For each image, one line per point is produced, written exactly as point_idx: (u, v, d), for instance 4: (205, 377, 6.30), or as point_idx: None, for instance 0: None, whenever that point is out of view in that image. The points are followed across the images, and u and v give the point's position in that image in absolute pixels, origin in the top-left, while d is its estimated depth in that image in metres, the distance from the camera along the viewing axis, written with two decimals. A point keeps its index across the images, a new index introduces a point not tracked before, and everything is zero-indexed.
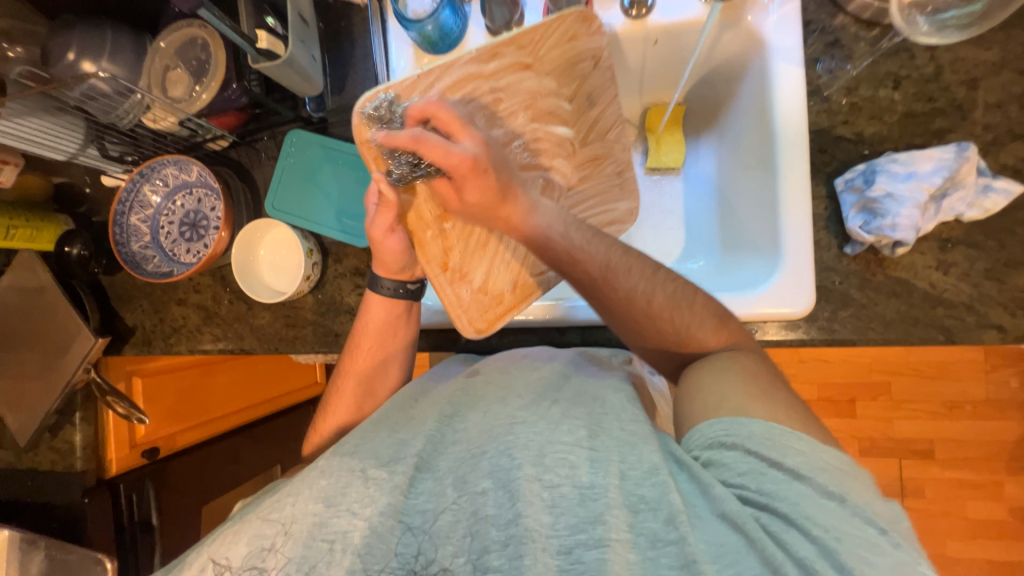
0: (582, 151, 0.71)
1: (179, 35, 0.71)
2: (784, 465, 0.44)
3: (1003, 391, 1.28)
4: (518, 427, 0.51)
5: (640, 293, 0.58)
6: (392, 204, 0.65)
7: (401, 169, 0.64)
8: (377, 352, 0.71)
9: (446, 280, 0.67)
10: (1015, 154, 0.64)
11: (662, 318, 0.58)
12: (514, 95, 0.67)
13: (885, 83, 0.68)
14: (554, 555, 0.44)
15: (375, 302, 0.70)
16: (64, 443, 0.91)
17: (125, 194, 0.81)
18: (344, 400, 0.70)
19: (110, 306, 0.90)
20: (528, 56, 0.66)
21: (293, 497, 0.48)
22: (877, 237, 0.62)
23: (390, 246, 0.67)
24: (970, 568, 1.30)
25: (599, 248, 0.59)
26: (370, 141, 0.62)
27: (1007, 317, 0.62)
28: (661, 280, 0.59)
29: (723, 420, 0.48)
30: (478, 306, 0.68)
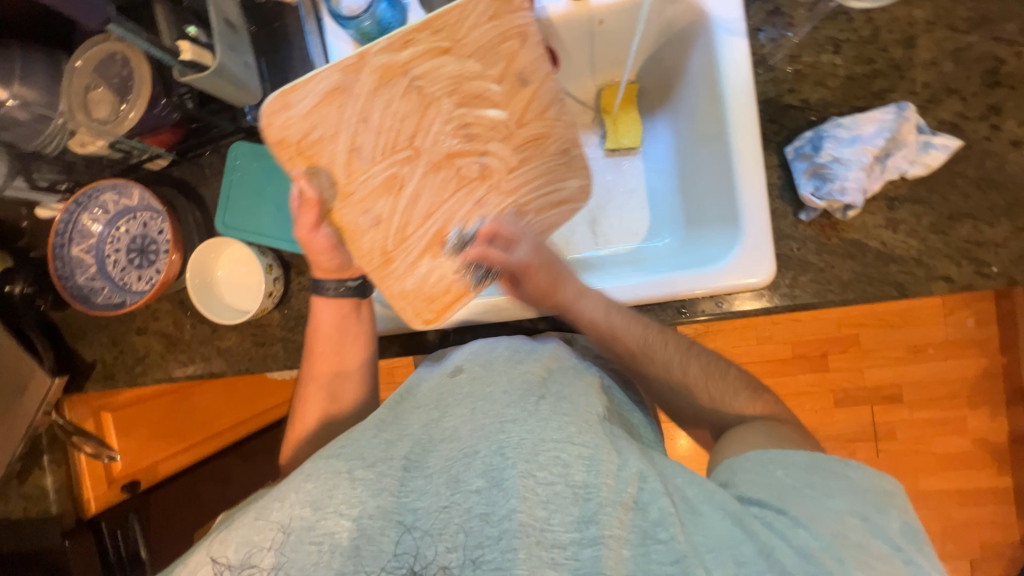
0: (520, 132, 0.65)
1: (96, 50, 0.66)
2: (815, 486, 0.50)
3: (960, 332, 1.35)
4: (510, 426, 0.50)
5: (670, 365, 0.64)
6: (314, 201, 0.61)
7: (322, 167, 0.61)
8: (335, 358, 0.69)
9: (387, 275, 0.65)
10: (952, 109, 0.66)
11: (697, 387, 0.64)
12: (435, 82, 0.62)
13: (826, 48, 0.69)
14: (548, 548, 0.44)
15: (322, 308, 0.69)
16: (35, 489, 0.89)
17: (61, 225, 0.76)
18: (310, 407, 0.68)
19: (64, 343, 0.85)
20: (444, 41, 0.61)
21: (281, 501, 0.48)
22: (829, 202, 0.64)
23: (319, 243, 0.64)
24: (941, 500, 1.38)
25: (638, 333, 0.63)
26: (285, 142, 0.59)
27: (954, 268, 0.65)
28: (688, 356, 0.64)
29: (769, 450, 0.54)
30: (423, 296, 0.66)
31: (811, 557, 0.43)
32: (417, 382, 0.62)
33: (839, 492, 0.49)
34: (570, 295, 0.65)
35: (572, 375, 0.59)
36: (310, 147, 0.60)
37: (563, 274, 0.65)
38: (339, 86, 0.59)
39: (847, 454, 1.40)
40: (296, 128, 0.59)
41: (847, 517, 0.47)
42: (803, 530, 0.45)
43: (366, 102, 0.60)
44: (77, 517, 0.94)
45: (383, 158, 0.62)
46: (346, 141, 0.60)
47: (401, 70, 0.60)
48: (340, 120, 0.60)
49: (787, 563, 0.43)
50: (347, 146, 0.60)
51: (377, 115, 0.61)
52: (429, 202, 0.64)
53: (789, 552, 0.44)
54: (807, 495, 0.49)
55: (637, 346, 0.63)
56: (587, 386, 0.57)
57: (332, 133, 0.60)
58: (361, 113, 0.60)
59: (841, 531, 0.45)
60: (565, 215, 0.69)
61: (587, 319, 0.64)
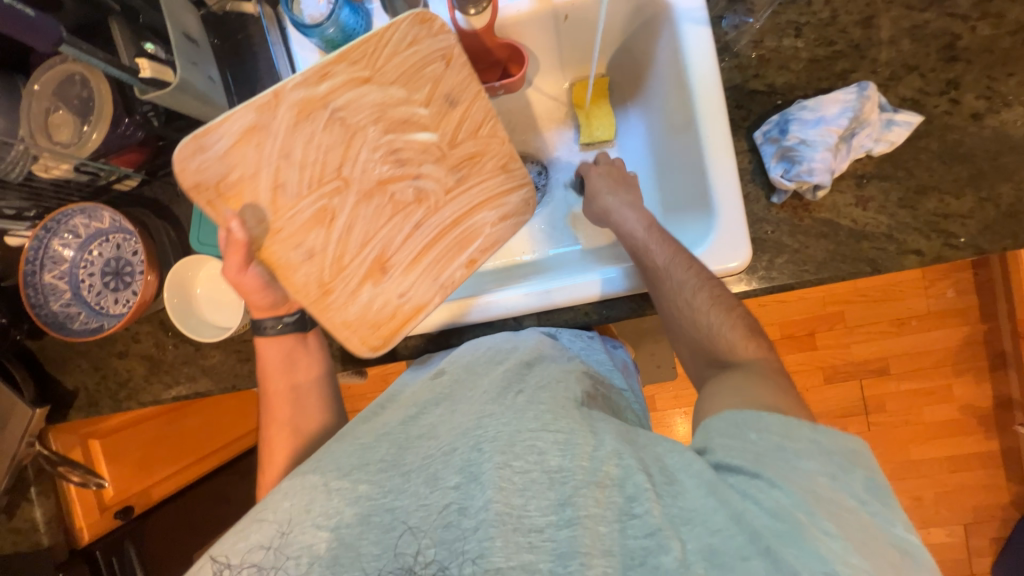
0: (453, 152, 0.65)
1: (54, 72, 0.65)
2: (787, 448, 0.47)
3: (940, 302, 1.37)
4: (486, 421, 0.51)
5: (688, 289, 0.63)
6: (242, 242, 0.61)
7: (246, 207, 0.61)
8: (286, 389, 0.69)
9: (321, 306, 0.63)
10: (912, 86, 0.68)
11: (704, 315, 0.62)
12: (358, 112, 0.62)
13: (788, 32, 0.70)
14: (525, 532, 0.45)
15: (266, 345, 0.70)
16: (25, 522, 0.85)
17: (31, 253, 0.74)
18: (274, 451, 0.66)
19: (44, 372, 0.84)
20: (364, 70, 0.62)
21: (259, 523, 0.47)
22: (799, 183, 0.65)
23: (250, 282, 0.64)
24: (933, 468, 1.41)
25: (666, 245, 0.65)
26: (201, 187, 0.60)
27: (923, 241, 0.66)
28: (701, 289, 0.63)
29: (744, 412, 0.50)
30: (369, 324, 0.64)
31: (778, 513, 0.42)
32: (401, 391, 0.63)
33: (814, 452, 0.47)
34: (617, 203, 0.72)
35: (551, 367, 0.59)
36: (231, 187, 0.61)
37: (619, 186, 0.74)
38: (255, 126, 0.60)
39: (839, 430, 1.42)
40: (213, 170, 0.60)
41: (818, 476, 0.45)
42: (775, 493, 0.44)
43: (286, 138, 0.61)
44: (70, 548, 0.91)
45: (310, 192, 0.62)
46: (266, 181, 0.61)
47: (320, 102, 0.61)
48: (259, 159, 0.60)
49: (760, 527, 0.42)
50: (267, 186, 0.61)
51: (298, 149, 0.61)
52: (365, 229, 0.64)
53: (759, 513, 0.43)
54: (782, 458, 0.46)
55: (667, 257, 0.65)
56: (563, 372, 0.58)
57: (253, 172, 0.61)
58: (281, 149, 0.61)
59: (815, 491, 0.44)
60: (514, 228, 0.66)
61: (626, 230, 0.69)
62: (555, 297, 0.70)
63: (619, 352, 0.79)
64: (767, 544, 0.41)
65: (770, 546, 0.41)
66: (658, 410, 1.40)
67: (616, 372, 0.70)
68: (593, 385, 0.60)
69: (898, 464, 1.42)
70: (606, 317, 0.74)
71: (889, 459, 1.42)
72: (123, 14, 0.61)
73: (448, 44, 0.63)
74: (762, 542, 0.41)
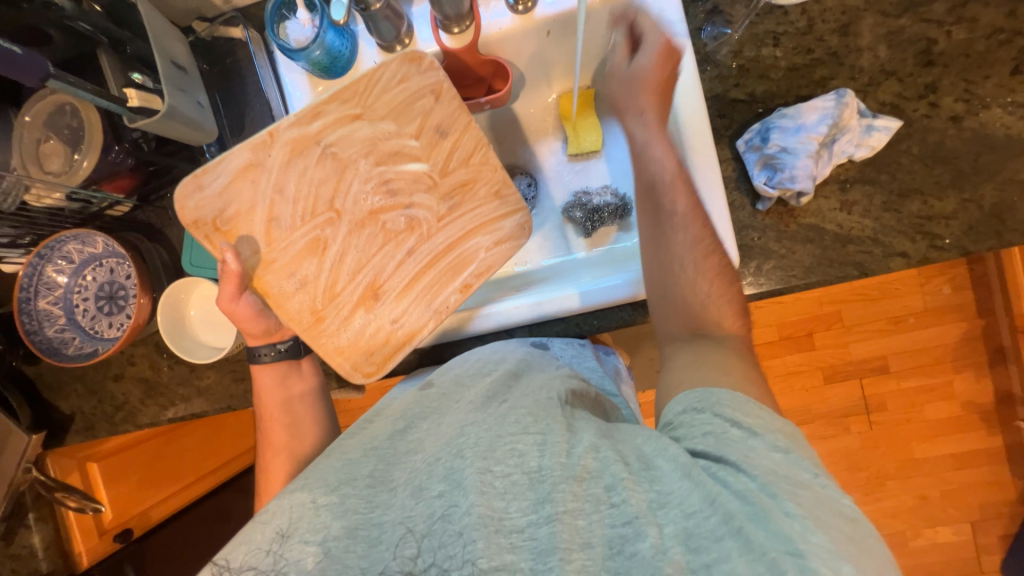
0: (445, 181, 0.66)
1: (43, 104, 0.66)
2: (744, 424, 0.48)
3: (937, 299, 1.37)
4: (469, 428, 0.52)
5: (693, 250, 0.62)
6: (236, 273, 0.63)
7: (240, 239, 0.63)
8: (283, 416, 0.69)
9: (315, 334, 0.65)
10: (891, 91, 0.69)
11: (702, 279, 0.61)
12: (350, 146, 0.64)
13: (766, 41, 0.71)
14: (508, 533, 0.44)
15: (261, 373, 0.70)
16: (22, 548, 0.84)
17: (25, 279, 0.75)
18: (273, 478, 0.67)
19: (40, 398, 0.83)
20: (356, 107, 0.63)
21: (245, 543, 0.47)
22: (781, 190, 0.66)
23: (243, 312, 0.65)
24: (938, 466, 1.40)
25: (687, 197, 0.63)
26: (198, 222, 0.63)
27: (908, 244, 0.67)
28: (706, 257, 0.62)
29: (696, 391, 0.52)
30: (362, 350, 0.65)
31: (748, 496, 0.42)
32: (388, 403, 0.63)
33: (766, 425, 0.48)
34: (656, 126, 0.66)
35: (540, 375, 0.59)
36: (226, 222, 0.63)
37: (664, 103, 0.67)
38: (250, 163, 0.62)
39: (840, 430, 1.42)
40: (209, 207, 0.62)
41: (770, 452, 0.45)
42: (737, 476, 0.44)
43: (279, 174, 0.63)
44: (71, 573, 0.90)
45: (303, 224, 0.64)
46: (260, 214, 0.63)
47: (313, 138, 0.63)
48: (254, 193, 0.62)
49: (729, 508, 0.42)
50: (262, 218, 0.63)
51: (291, 183, 0.63)
52: (357, 258, 0.65)
53: (730, 495, 0.42)
54: (738, 435, 0.47)
55: (684, 210, 0.63)
56: (549, 376, 0.59)
57: (249, 207, 0.63)
58: (275, 183, 0.63)
59: (771, 467, 0.44)
60: (508, 253, 0.67)
61: (654, 159, 0.65)
62: (551, 308, 0.70)
63: (611, 359, 0.80)
64: (737, 526, 0.40)
65: (739, 527, 0.40)
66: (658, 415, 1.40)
67: (608, 378, 0.70)
68: (582, 385, 0.60)
69: (901, 463, 1.41)
70: (597, 327, 0.75)
71: (893, 459, 1.41)
72: (111, 46, 0.63)
73: (437, 78, 0.64)
74: (733, 523, 0.41)
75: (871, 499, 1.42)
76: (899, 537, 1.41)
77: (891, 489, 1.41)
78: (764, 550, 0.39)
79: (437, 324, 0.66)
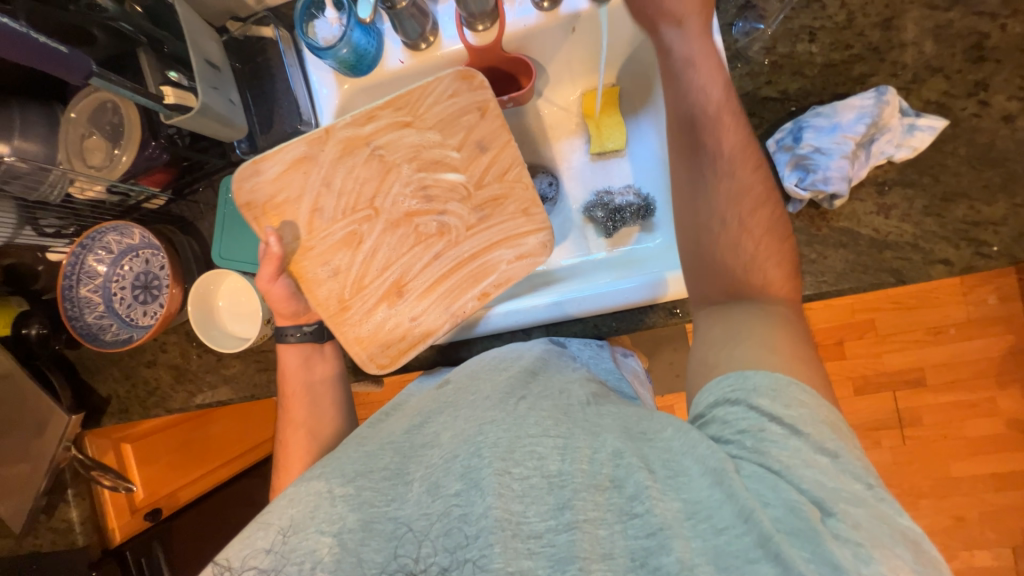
0: (479, 193, 0.66)
1: (87, 101, 0.69)
2: (784, 420, 0.44)
3: (982, 309, 1.29)
4: (488, 427, 0.51)
5: (740, 199, 0.55)
6: (275, 256, 0.65)
7: (285, 224, 0.67)
8: (302, 396, 0.70)
9: (341, 320, 0.67)
10: (937, 88, 0.65)
11: (749, 235, 0.54)
12: (396, 150, 0.66)
13: (801, 37, 0.68)
14: (525, 539, 0.44)
15: (286, 352, 0.71)
16: (61, 522, 0.90)
17: (68, 268, 0.79)
18: (291, 455, 0.68)
19: (79, 377, 0.87)
20: (406, 115, 0.66)
21: (263, 530, 0.49)
22: (813, 192, 0.63)
23: (276, 293, 0.67)
24: (976, 486, 1.32)
25: (736, 134, 0.56)
26: (250, 205, 0.67)
27: (952, 250, 0.63)
28: (756, 207, 0.55)
29: (729, 376, 0.48)
30: (380, 342, 0.67)
31: (796, 507, 0.40)
32: (406, 399, 0.64)
33: (809, 420, 0.44)
34: (696, 50, 0.59)
35: (557, 375, 0.58)
36: (275, 207, 0.67)
37: (703, 23, 0.60)
38: (304, 156, 0.66)
39: (871, 444, 1.36)
40: (263, 191, 0.67)
41: (818, 457, 0.43)
42: (787, 487, 0.42)
43: (329, 169, 0.66)
44: (104, 548, 0.95)
45: (343, 218, 0.67)
46: (306, 203, 0.67)
47: (363, 140, 0.66)
48: (303, 184, 0.66)
49: (767, 527, 0.40)
50: (307, 206, 0.67)
51: (339, 178, 0.66)
52: (387, 255, 0.67)
53: (770, 512, 0.41)
54: (777, 436, 0.44)
55: (731, 148, 0.56)
56: (567, 380, 0.57)
57: (297, 197, 0.67)
58: (323, 178, 0.66)
59: (819, 478, 0.42)
60: (528, 268, 0.66)
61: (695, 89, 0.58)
62: (575, 307, 0.69)
63: (629, 361, 0.79)
64: (776, 547, 0.39)
65: (779, 550, 0.39)
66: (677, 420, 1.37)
67: (626, 380, 0.69)
68: (600, 386, 0.59)
69: (936, 482, 1.34)
70: (616, 329, 0.73)
71: (927, 476, 1.34)
72: (150, 45, 0.65)
73: (485, 97, 0.66)
74: (769, 545, 0.39)
75: None
76: None
77: (925, 508, 1.35)
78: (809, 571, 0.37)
79: (453, 325, 0.66)
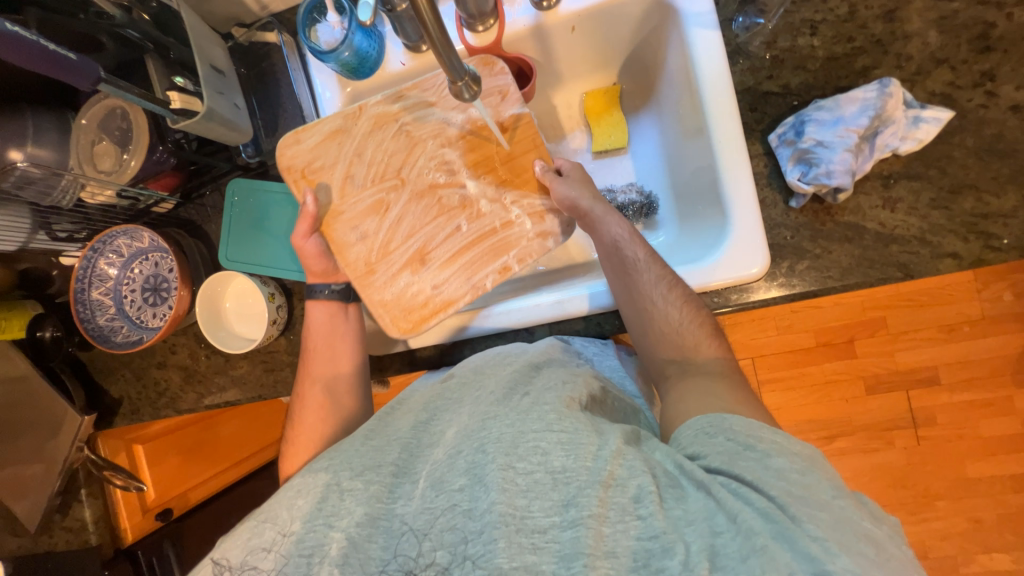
0: (503, 167, 0.68)
1: (98, 108, 0.71)
2: (756, 447, 0.46)
3: (997, 306, 1.27)
4: (491, 422, 0.51)
5: (659, 290, 0.62)
6: (309, 215, 0.67)
7: (320, 186, 0.70)
8: (327, 349, 0.71)
9: (369, 283, 0.68)
10: (942, 79, 0.64)
11: (674, 314, 0.61)
12: (422, 127, 0.69)
13: (803, 31, 0.68)
14: (529, 534, 0.44)
15: (315, 309, 0.72)
16: (76, 520, 0.91)
17: (80, 271, 0.81)
18: (307, 418, 0.68)
19: (93, 383, 0.90)
20: (432, 96, 0.70)
21: (270, 521, 0.49)
22: (817, 186, 0.62)
23: (308, 251, 0.69)
24: (994, 488, 1.29)
25: (644, 245, 0.65)
26: (291, 169, 0.70)
27: (960, 244, 0.62)
28: (672, 287, 0.62)
29: (705, 415, 0.50)
30: (402, 307, 0.68)
31: (770, 515, 0.41)
32: (409, 394, 0.65)
33: (780, 448, 0.45)
34: (600, 210, 0.66)
35: (558, 368, 0.59)
36: (313, 172, 0.70)
37: (599, 193, 0.67)
38: (339, 129, 0.70)
39: (884, 444, 1.33)
40: (301, 157, 0.70)
41: (789, 472, 0.43)
42: (757, 494, 0.42)
43: (361, 140, 0.69)
44: (116, 547, 0.96)
45: (372, 185, 0.69)
46: (340, 168, 0.69)
47: (393, 115, 0.69)
48: (338, 152, 0.70)
49: (752, 524, 0.40)
50: (340, 172, 0.69)
51: (370, 150, 0.69)
52: (412, 224, 0.69)
53: (753, 513, 0.41)
54: (751, 458, 0.45)
55: (645, 255, 0.64)
56: (572, 374, 0.57)
57: (330, 164, 0.70)
58: (356, 149, 0.69)
59: (787, 488, 0.42)
60: (545, 245, 0.67)
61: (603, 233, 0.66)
62: (576, 306, 0.69)
63: (633, 359, 0.77)
64: (761, 542, 0.39)
65: (764, 544, 0.39)
66: None
67: (629, 378, 0.71)
68: (603, 388, 0.58)
69: (952, 482, 1.31)
70: (620, 327, 0.72)
71: (944, 477, 1.31)
72: (156, 51, 0.66)
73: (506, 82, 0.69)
74: (757, 541, 0.39)
75: (918, 519, 1.32)
76: (950, 563, 1.31)
77: (941, 510, 1.31)
78: (789, 570, 0.38)
79: (472, 300, 0.68)
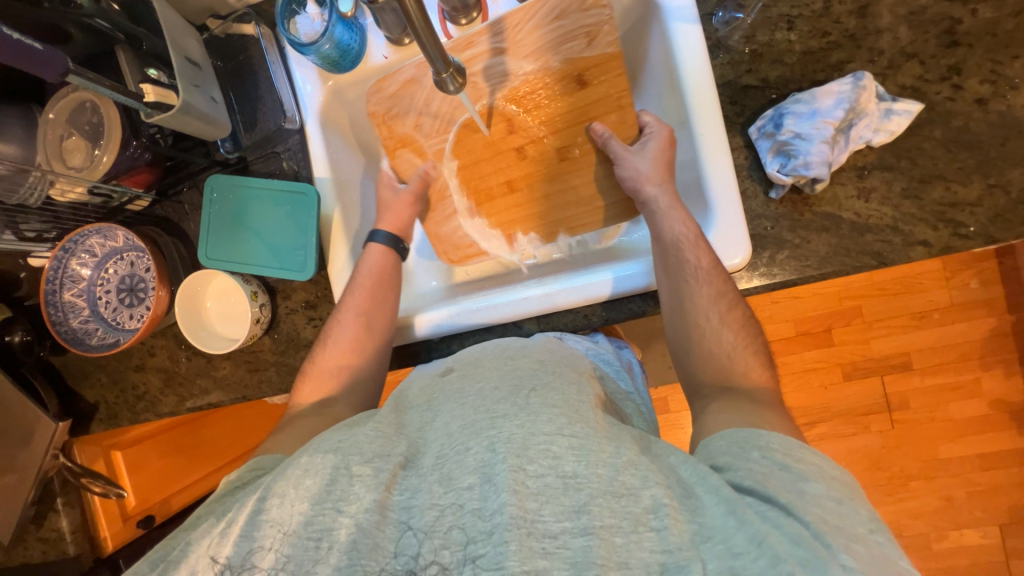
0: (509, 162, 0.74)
1: (66, 102, 0.69)
2: (792, 468, 0.46)
3: (964, 293, 1.32)
4: (500, 421, 0.50)
5: (717, 304, 0.62)
6: (422, 182, 0.76)
7: (398, 129, 0.77)
8: (376, 293, 0.72)
9: (429, 217, 0.78)
10: (912, 73, 0.66)
11: (727, 333, 0.62)
12: (489, 79, 0.73)
13: (780, 25, 0.69)
14: (540, 538, 0.43)
15: (373, 251, 0.74)
16: (52, 531, 0.88)
17: (51, 273, 0.78)
18: (317, 381, 0.69)
19: (68, 388, 0.87)
20: (504, 42, 0.72)
21: (280, 497, 0.48)
22: (795, 177, 0.64)
23: (404, 211, 0.76)
24: (963, 467, 1.35)
25: (708, 253, 0.63)
26: (375, 115, 0.77)
27: (930, 232, 0.64)
28: (732, 308, 0.62)
29: (745, 430, 0.51)
30: (453, 243, 0.77)
31: (802, 542, 0.40)
32: (405, 386, 0.65)
33: (818, 473, 0.46)
34: (664, 202, 0.66)
35: (559, 359, 0.60)
36: (390, 120, 0.77)
37: (671, 187, 0.67)
38: (413, 79, 0.74)
39: (861, 428, 1.38)
40: (382, 106, 0.76)
41: (825, 499, 0.44)
42: (788, 519, 0.42)
43: (431, 91, 0.74)
44: (97, 557, 0.93)
45: (436, 135, 0.76)
46: (414, 116, 0.76)
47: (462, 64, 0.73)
48: (411, 103, 0.75)
49: (780, 550, 0.39)
50: (414, 119, 0.76)
51: (437, 100, 0.74)
52: (467, 173, 0.76)
53: (781, 538, 0.40)
54: (785, 477, 0.46)
55: (707, 265, 0.62)
56: (577, 374, 0.57)
57: (404, 113, 0.76)
58: (425, 100, 0.75)
59: (824, 515, 0.42)
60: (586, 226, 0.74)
61: (668, 233, 0.65)
62: (567, 297, 0.69)
63: (624, 353, 0.79)
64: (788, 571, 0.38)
65: (792, 572, 0.38)
66: (670, 412, 1.39)
67: (623, 373, 0.70)
68: (603, 390, 0.60)
69: (925, 463, 1.36)
70: (608, 319, 0.72)
71: (916, 458, 1.36)
72: (128, 42, 0.65)
73: (592, 23, 0.68)
74: (784, 568, 0.38)
75: (894, 500, 1.37)
76: (923, 540, 1.36)
77: (915, 489, 1.36)
78: None
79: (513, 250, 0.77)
